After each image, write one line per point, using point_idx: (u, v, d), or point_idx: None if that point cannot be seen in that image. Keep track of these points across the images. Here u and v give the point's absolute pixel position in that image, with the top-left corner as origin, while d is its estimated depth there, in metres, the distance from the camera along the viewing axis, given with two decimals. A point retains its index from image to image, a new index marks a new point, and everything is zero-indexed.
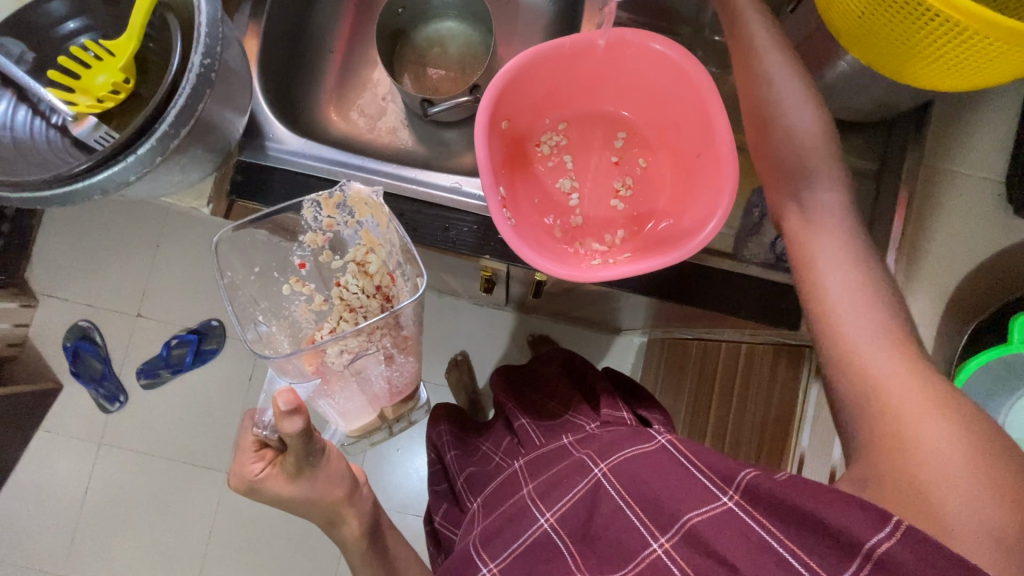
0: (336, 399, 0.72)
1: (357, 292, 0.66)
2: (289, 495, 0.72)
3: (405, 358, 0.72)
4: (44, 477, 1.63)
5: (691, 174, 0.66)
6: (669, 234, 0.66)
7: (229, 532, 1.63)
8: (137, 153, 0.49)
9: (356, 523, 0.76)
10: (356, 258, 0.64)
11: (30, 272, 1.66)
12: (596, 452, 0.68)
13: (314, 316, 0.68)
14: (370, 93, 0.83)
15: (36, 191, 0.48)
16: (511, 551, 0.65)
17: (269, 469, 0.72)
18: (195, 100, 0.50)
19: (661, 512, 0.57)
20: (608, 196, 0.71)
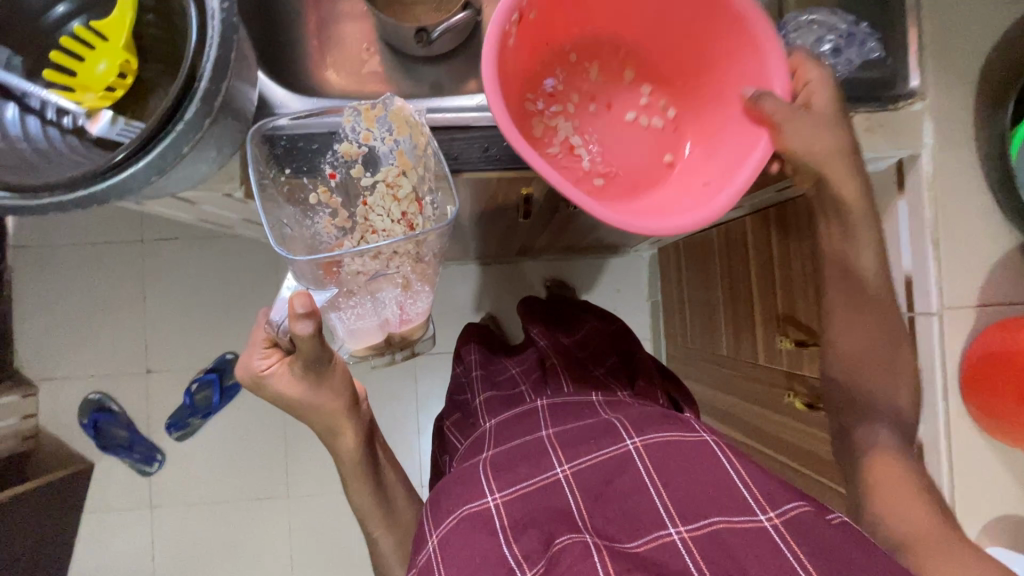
0: (348, 316, 0.66)
1: (381, 215, 0.61)
2: (292, 396, 0.69)
3: (422, 290, 0.67)
4: (105, 556, 1.58)
5: (715, 108, 0.60)
6: (701, 171, 0.58)
7: (308, 552, 1.62)
8: (186, 118, 0.44)
9: (352, 436, 0.75)
10: (387, 178, 0.60)
11: (19, 361, 1.56)
12: (630, 424, 0.68)
13: (335, 233, 0.63)
14: (353, 46, 0.79)
15: (90, 186, 0.44)
16: (518, 488, 0.64)
17: (277, 366, 0.69)
18: (227, 49, 0.45)
19: (689, 503, 0.59)
20: (635, 147, 0.62)
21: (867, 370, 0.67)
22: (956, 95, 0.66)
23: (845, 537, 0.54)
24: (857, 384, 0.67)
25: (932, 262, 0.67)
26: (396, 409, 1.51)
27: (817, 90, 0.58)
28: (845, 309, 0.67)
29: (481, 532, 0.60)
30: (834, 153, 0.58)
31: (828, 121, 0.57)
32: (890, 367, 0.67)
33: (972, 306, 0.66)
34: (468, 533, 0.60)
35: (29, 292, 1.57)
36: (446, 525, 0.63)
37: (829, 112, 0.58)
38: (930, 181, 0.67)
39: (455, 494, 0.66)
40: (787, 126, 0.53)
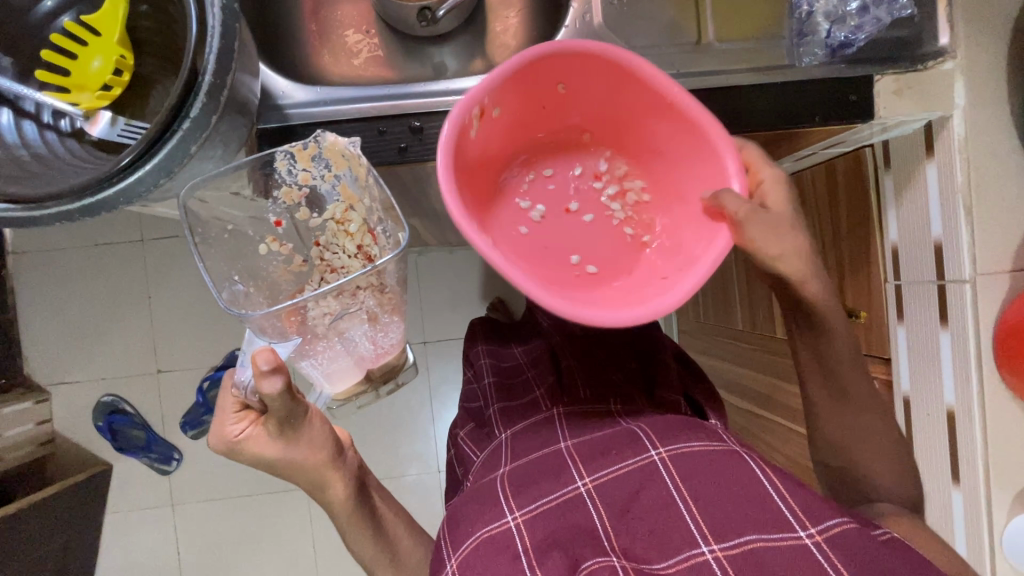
0: (319, 360, 0.64)
1: (336, 252, 0.61)
2: (271, 456, 0.70)
3: (391, 321, 0.66)
4: (130, 555, 1.60)
5: (681, 201, 0.61)
6: (673, 260, 0.59)
7: (330, 540, 1.64)
8: (192, 116, 0.42)
9: (341, 487, 0.73)
10: (335, 216, 0.60)
11: (29, 367, 1.55)
12: (652, 432, 0.67)
13: (293, 279, 0.62)
14: (350, 29, 0.76)
15: (98, 194, 0.42)
16: (538, 507, 0.64)
17: (251, 428, 0.70)
18: (229, 38, 0.42)
19: (720, 521, 0.57)
20: (607, 237, 0.64)
21: (857, 443, 0.66)
22: (985, 53, 0.63)
23: (891, 554, 0.53)
24: (848, 462, 0.67)
25: (966, 229, 0.65)
26: (410, 398, 1.51)
27: (772, 189, 0.59)
28: (823, 390, 0.67)
29: (502, 553, 0.60)
30: (802, 256, 0.58)
31: (789, 218, 0.57)
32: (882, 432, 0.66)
33: (1006, 272, 0.65)
34: (491, 556, 0.60)
35: (32, 298, 1.55)
36: (466, 546, 0.62)
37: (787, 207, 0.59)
38: (962, 143, 0.64)
39: (473, 514, 0.65)
40: (748, 224, 0.53)
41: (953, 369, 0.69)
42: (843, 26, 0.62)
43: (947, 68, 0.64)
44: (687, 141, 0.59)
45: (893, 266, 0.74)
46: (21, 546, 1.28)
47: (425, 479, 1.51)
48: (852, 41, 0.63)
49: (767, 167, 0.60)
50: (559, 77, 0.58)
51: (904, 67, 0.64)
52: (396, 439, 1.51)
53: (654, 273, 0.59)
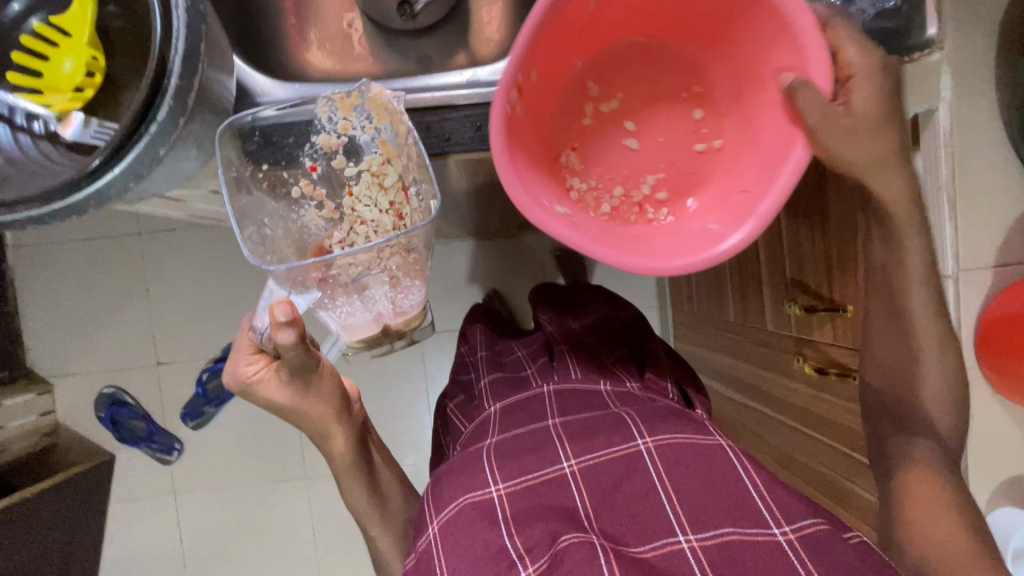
0: (338, 314, 0.62)
1: (369, 206, 0.56)
2: (281, 402, 0.67)
3: (414, 285, 0.62)
4: (134, 542, 1.63)
5: (755, 89, 0.57)
6: (755, 163, 0.57)
7: (329, 528, 1.66)
8: (158, 119, 0.42)
9: (342, 439, 0.73)
10: (372, 168, 0.56)
11: (31, 360, 1.57)
12: (640, 422, 0.69)
13: (324, 225, 0.58)
14: (334, 22, 0.75)
15: (65, 198, 0.42)
16: (526, 480, 0.66)
17: (264, 371, 0.65)
18: (195, 40, 0.43)
19: (698, 513, 0.61)
20: (684, 151, 0.61)
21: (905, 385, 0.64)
22: (973, 42, 0.62)
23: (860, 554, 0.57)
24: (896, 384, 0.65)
25: (949, 223, 0.64)
26: (405, 389, 1.52)
27: (858, 87, 0.53)
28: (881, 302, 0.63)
29: (485, 522, 0.62)
30: (882, 156, 0.55)
31: (867, 122, 0.53)
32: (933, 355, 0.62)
33: (988, 268, 0.64)
34: (471, 522, 0.62)
35: (32, 292, 1.57)
36: (448, 511, 0.65)
37: (874, 102, 0.53)
38: (946, 137, 0.63)
39: (460, 482, 0.67)
40: (822, 129, 0.51)
41: None
42: None
43: (932, 60, 0.62)
44: (756, 26, 0.53)
45: None
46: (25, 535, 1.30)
47: (421, 469, 1.53)
48: None
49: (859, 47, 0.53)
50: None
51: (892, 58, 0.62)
52: (392, 429, 1.52)
53: (739, 174, 0.58)
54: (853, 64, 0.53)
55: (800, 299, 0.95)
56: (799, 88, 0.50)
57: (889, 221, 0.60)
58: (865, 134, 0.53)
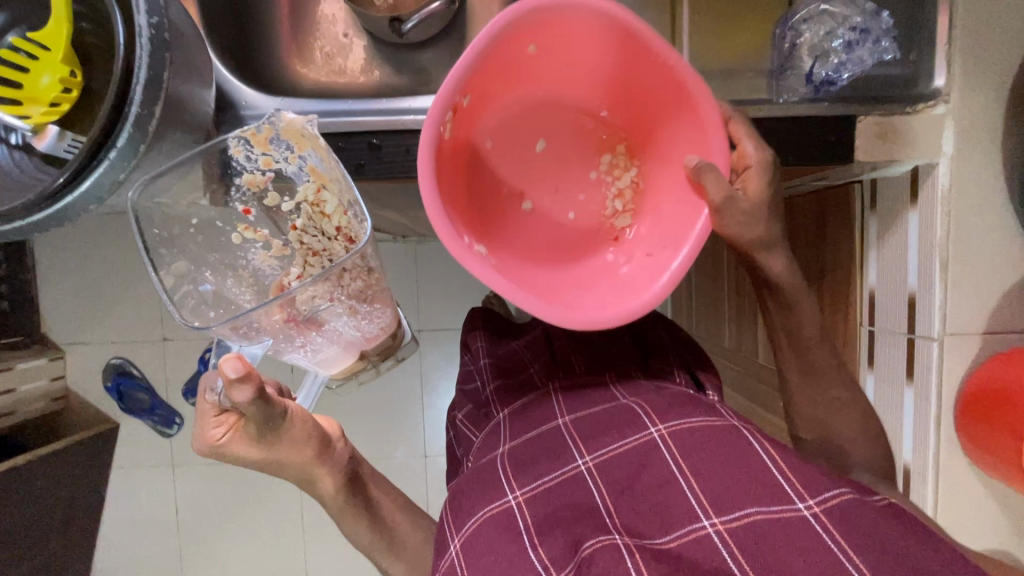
0: (306, 351, 0.58)
1: (316, 234, 0.55)
2: (257, 459, 0.63)
3: (374, 307, 0.59)
4: (133, 509, 1.69)
5: (662, 164, 0.61)
6: (660, 228, 0.60)
7: (319, 512, 1.70)
8: (118, 146, 0.43)
9: (331, 480, 0.67)
10: (308, 198, 0.55)
11: (44, 326, 1.63)
12: (652, 409, 0.60)
13: (278, 263, 0.57)
14: (330, 31, 0.75)
15: (26, 217, 0.43)
16: (539, 485, 0.58)
17: (232, 434, 0.61)
18: (158, 70, 0.44)
19: (724, 492, 0.52)
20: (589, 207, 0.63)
21: (831, 416, 0.65)
22: (985, 98, 0.59)
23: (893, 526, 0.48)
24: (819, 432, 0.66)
25: (940, 285, 0.61)
26: (400, 384, 1.53)
27: (755, 177, 0.55)
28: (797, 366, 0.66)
29: (504, 536, 0.55)
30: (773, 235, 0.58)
31: (761, 209, 0.56)
32: (831, 403, 0.65)
33: (978, 333, 0.62)
34: (493, 535, 0.55)
35: (47, 261, 1.61)
36: (469, 526, 0.58)
37: (767, 193, 0.56)
38: (945, 195, 0.60)
39: (476, 492, 0.60)
40: (726, 214, 0.54)
41: (915, 425, 0.67)
42: (824, 65, 0.59)
43: (936, 113, 0.59)
44: (675, 112, 0.57)
45: (870, 310, 0.71)
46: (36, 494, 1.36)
47: (411, 463, 1.55)
48: (834, 80, 0.59)
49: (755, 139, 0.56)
50: (537, 38, 0.54)
51: (896, 107, 0.59)
52: (385, 423, 1.54)
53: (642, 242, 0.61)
54: (750, 155, 0.55)
55: None
56: (705, 172, 0.53)
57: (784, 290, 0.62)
58: (763, 221, 0.56)
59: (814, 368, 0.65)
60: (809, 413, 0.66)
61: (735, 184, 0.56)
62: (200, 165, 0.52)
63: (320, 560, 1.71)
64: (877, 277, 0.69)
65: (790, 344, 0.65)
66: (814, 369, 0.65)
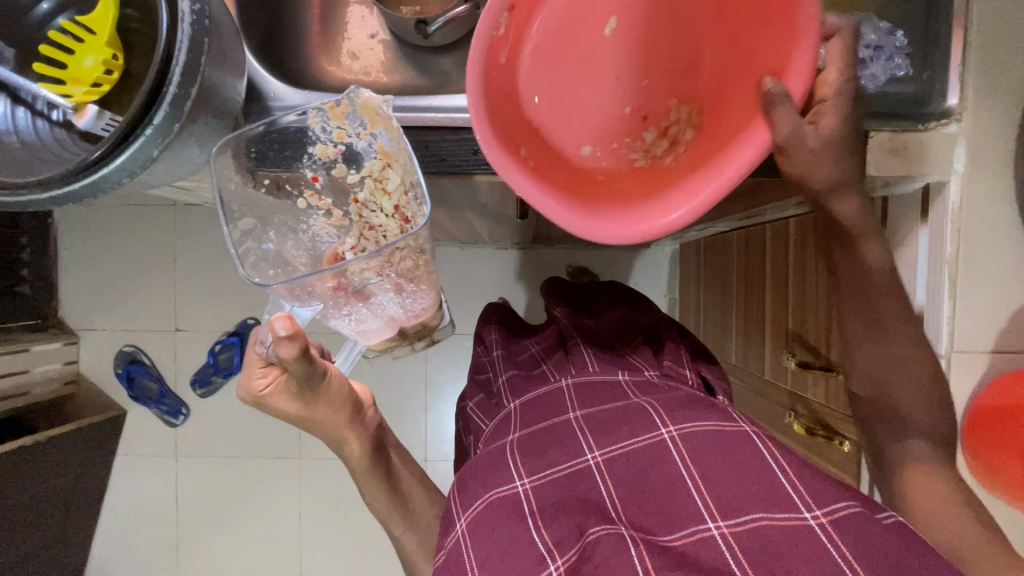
0: (350, 322, 0.60)
1: (375, 211, 0.59)
2: (294, 414, 0.63)
3: (420, 288, 0.61)
4: (134, 498, 1.70)
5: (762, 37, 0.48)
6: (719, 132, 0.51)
7: (317, 510, 1.70)
8: (154, 123, 0.45)
9: (358, 445, 0.67)
10: (372, 174, 0.58)
11: (62, 312, 1.66)
12: (663, 409, 0.60)
13: (334, 233, 0.61)
14: (357, 33, 0.78)
15: (62, 188, 0.45)
16: (546, 475, 0.58)
17: (274, 385, 0.62)
18: (197, 53, 0.46)
19: (730, 496, 0.52)
20: (646, 95, 0.54)
21: (895, 384, 0.60)
22: (996, 118, 0.59)
23: (900, 544, 0.47)
24: (872, 395, 0.62)
25: (949, 303, 0.62)
26: (406, 385, 1.54)
27: (828, 113, 0.52)
28: (861, 330, 0.62)
29: (508, 520, 0.55)
30: (844, 180, 0.55)
31: (828, 148, 0.52)
32: (900, 369, 0.60)
33: (985, 352, 0.62)
34: (497, 520, 0.55)
35: (68, 248, 1.65)
36: (474, 509, 0.58)
37: (841, 129, 0.53)
38: (955, 212, 0.61)
39: (483, 478, 0.60)
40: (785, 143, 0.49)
41: None
42: None
43: (949, 132, 0.60)
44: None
45: None
46: (43, 474, 1.38)
47: None
48: None
49: (843, 72, 0.51)
50: None
51: (909, 124, 0.60)
52: (387, 424, 1.54)
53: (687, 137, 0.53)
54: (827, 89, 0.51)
55: (800, 354, 0.90)
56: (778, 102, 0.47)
57: (851, 233, 0.59)
58: (830, 158, 0.53)
59: (879, 318, 0.60)
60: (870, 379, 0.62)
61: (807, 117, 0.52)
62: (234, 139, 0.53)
63: (315, 560, 1.70)
64: None
65: (858, 311, 0.62)
66: (876, 329, 0.61)
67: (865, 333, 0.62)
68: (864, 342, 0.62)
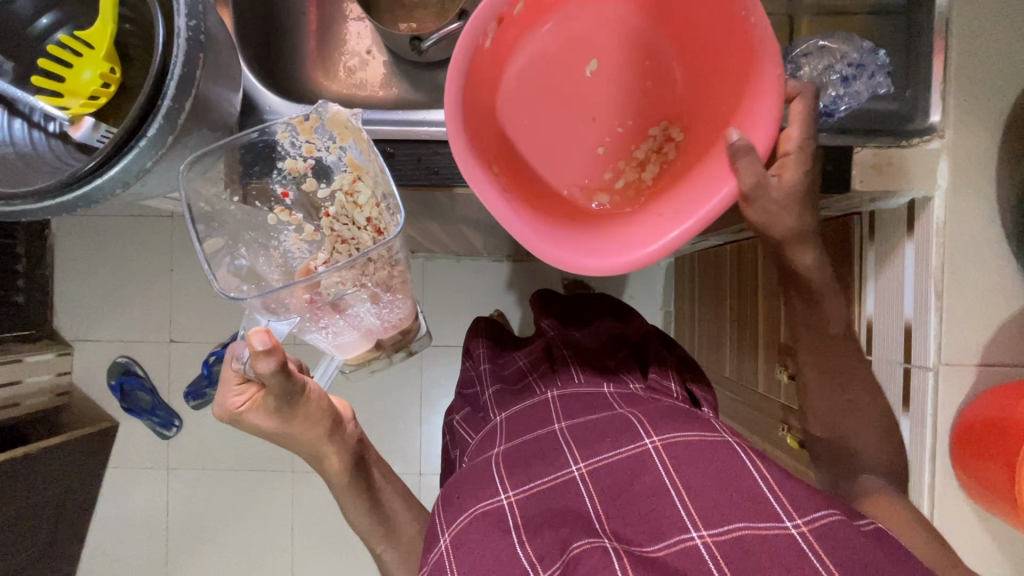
0: (327, 334, 0.60)
1: (346, 223, 0.58)
2: (271, 431, 0.63)
3: (397, 297, 0.61)
4: (125, 511, 1.68)
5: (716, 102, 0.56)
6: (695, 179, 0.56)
7: (310, 524, 1.68)
8: (148, 135, 0.46)
9: (338, 460, 0.67)
10: (343, 187, 0.58)
11: (56, 322, 1.66)
12: (647, 419, 0.60)
13: (306, 248, 0.59)
14: (353, 48, 0.79)
15: (54, 199, 0.46)
16: (532, 486, 0.58)
17: (250, 402, 0.61)
18: (191, 67, 0.47)
19: (712, 506, 0.52)
20: (630, 142, 0.60)
21: (848, 423, 0.64)
22: (978, 135, 0.61)
23: (883, 556, 0.48)
24: (836, 437, 0.64)
25: (935, 315, 0.62)
26: (400, 397, 1.54)
27: (791, 164, 0.55)
28: (814, 370, 0.65)
29: (494, 533, 0.55)
30: (803, 233, 0.58)
31: (788, 198, 0.55)
32: (857, 406, 0.64)
33: (973, 365, 0.62)
34: (483, 533, 0.55)
35: (65, 259, 1.65)
36: (460, 521, 0.57)
37: (801, 183, 0.55)
38: (940, 228, 0.62)
39: (468, 490, 0.60)
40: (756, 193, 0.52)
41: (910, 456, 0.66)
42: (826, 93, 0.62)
43: (932, 148, 0.61)
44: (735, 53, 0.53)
45: (867, 339, 0.72)
46: (33, 486, 1.37)
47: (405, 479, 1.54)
48: (833, 111, 0.62)
49: (805, 129, 0.55)
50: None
51: (892, 141, 0.61)
52: (382, 436, 1.53)
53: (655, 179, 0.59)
54: (792, 143, 0.55)
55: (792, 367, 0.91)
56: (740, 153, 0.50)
57: (811, 285, 0.63)
58: (787, 212, 0.55)
59: (834, 366, 0.64)
60: (835, 425, 0.64)
61: (773, 170, 0.55)
62: (222, 163, 0.55)
63: None
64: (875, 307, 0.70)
65: (815, 351, 0.65)
66: (841, 368, 0.64)
67: (822, 378, 0.64)
68: (820, 378, 0.64)
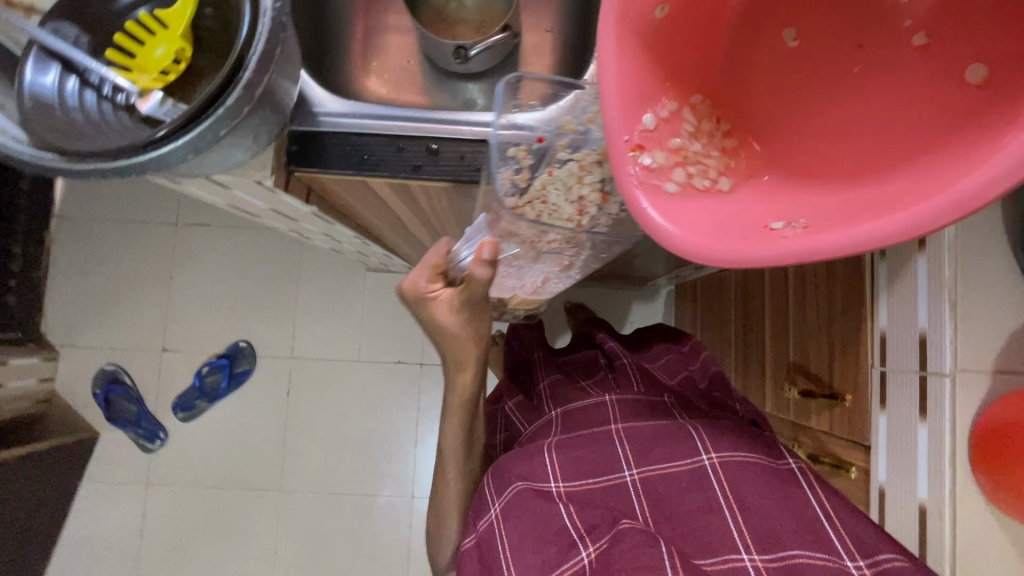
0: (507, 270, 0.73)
1: (558, 195, 0.56)
2: (442, 324, 0.66)
3: (566, 276, 0.77)
4: (95, 530, 1.58)
5: None
6: None
7: (294, 548, 1.59)
8: (228, 103, 0.48)
9: (472, 380, 0.69)
10: (583, 162, 0.54)
11: (44, 327, 1.61)
12: (706, 434, 0.62)
13: (508, 187, 0.57)
14: (395, 58, 0.83)
15: (130, 158, 0.47)
16: (587, 481, 0.60)
17: (439, 290, 0.65)
18: (274, 43, 0.49)
19: (769, 533, 0.54)
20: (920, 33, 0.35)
21: None
22: None
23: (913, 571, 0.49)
24: None
25: (950, 322, 0.65)
26: None
27: None
28: None
29: (545, 515, 0.57)
30: None
31: None
32: None
33: (987, 370, 0.65)
34: (536, 509, 0.58)
35: (61, 263, 1.62)
36: (513, 493, 0.60)
37: None
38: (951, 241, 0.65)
39: (523, 465, 0.62)
40: None
41: (928, 465, 0.68)
42: None
43: None
44: None
45: (881, 351, 0.75)
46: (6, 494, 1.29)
47: None
48: None
49: None
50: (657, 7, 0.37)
51: None
52: None
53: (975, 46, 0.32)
54: None
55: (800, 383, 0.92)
56: None
57: None
58: None
59: None
60: None
61: None
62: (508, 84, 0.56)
63: None
64: (888, 318, 0.73)
65: None
66: None
67: None
68: None
